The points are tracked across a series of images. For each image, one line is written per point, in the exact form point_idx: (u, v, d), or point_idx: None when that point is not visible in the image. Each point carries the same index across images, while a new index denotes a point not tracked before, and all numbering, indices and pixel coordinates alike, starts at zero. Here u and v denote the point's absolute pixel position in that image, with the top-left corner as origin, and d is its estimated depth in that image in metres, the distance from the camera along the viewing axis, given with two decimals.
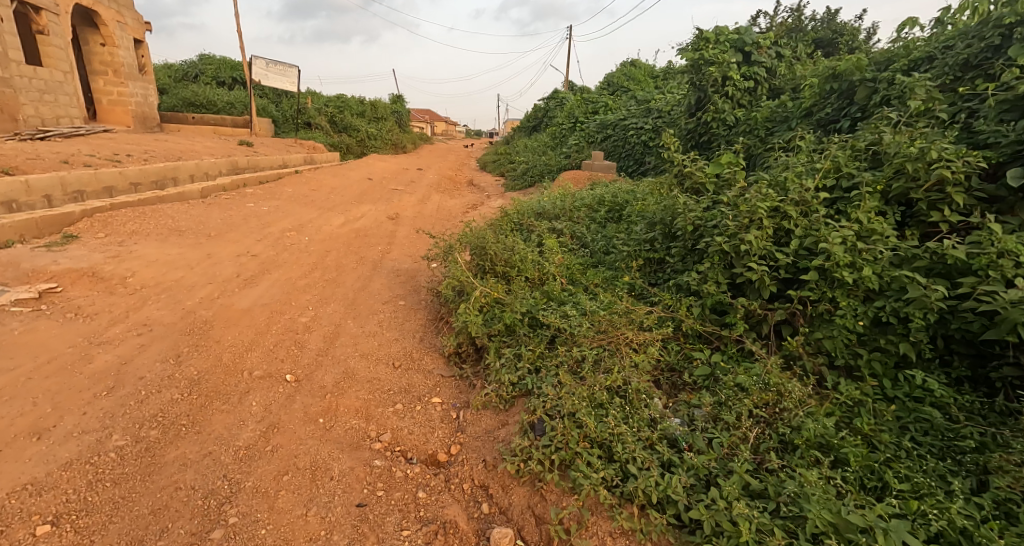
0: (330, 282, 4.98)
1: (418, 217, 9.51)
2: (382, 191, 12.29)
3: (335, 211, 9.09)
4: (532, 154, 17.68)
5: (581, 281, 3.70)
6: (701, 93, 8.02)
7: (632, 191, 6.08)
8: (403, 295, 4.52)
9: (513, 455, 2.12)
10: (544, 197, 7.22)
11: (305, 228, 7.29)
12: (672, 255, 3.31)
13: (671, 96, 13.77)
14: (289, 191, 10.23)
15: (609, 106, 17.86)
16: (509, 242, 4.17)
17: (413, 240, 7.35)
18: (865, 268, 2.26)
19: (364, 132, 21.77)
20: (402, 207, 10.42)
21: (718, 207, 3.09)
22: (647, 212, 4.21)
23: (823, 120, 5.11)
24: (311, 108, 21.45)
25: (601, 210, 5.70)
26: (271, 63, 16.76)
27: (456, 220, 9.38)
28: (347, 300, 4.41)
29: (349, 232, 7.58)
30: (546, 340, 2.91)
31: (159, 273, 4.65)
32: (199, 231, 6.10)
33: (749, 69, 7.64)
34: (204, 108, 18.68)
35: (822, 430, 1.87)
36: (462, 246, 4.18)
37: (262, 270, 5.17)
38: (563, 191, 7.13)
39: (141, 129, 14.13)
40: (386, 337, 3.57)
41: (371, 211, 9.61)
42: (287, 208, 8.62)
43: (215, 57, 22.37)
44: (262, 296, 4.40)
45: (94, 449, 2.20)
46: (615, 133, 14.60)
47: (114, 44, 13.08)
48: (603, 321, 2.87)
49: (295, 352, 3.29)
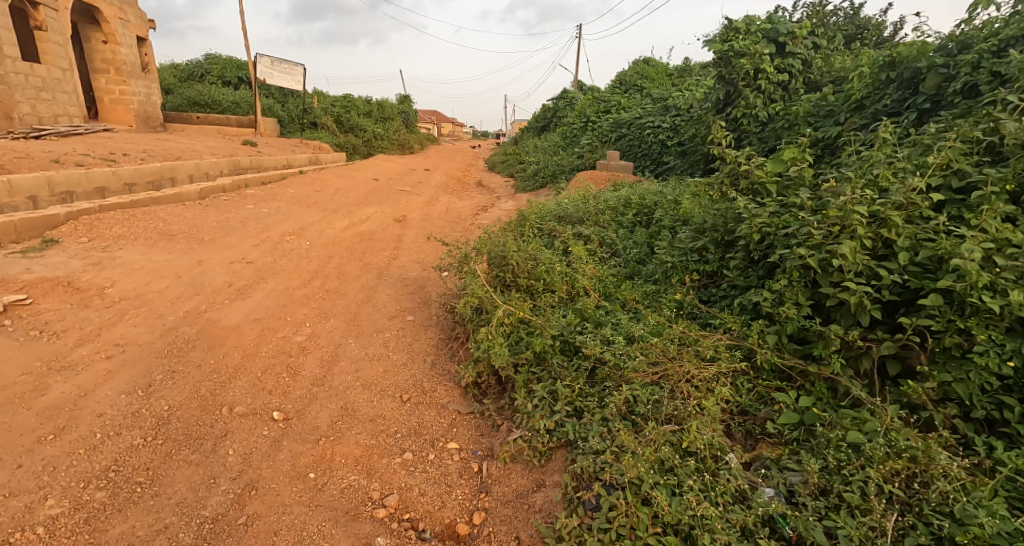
0: (331, 292, 4.52)
1: (427, 219, 9.09)
2: (389, 191, 11.88)
3: (339, 213, 8.67)
4: (543, 154, 17.23)
5: (619, 297, 3.20)
6: (731, 88, 7.53)
7: (660, 193, 5.59)
8: (412, 309, 4.04)
9: (558, 539, 1.64)
10: (561, 199, 6.74)
11: (307, 231, 6.85)
12: (730, 268, 2.80)
13: (689, 93, 13.31)
14: (292, 192, 9.81)
15: (622, 105, 17.38)
16: (532, 250, 3.68)
17: (421, 244, 6.90)
18: (1013, 292, 1.74)
19: (371, 132, 21.41)
20: (410, 209, 9.99)
21: (791, 212, 2.57)
22: (690, 216, 3.72)
23: (879, 114, 4.64)
24: (317, 108, 21.10)
25: (627, 214, 5.21)
26: (277, 61, 16.42)
27: (466, 223, 8.93)
28: (349, 315, 3.94)
29: (354, 236, 7.13)
30: (585, 373, 2.42)
31: (141, 283, 4.19)
32: (192, 235, 5.65)
33: (783, 61, 7.15)
34: (208, 108, 18.33)
35: (999, 526, 1.37)
36: (479, 254, 3.69)
37: (257, 279, 4.71)
38: (582, 192, 6.64)
39: (144, 128, 13.78)
40: (393, 361, 3.09)
41: (377, 213, 9.19)
42: (289, 209, 8.19)
43: (220, 56, 22.06)
44: (254, 310, 3.93)
45: (19, 522, 1.74)
46: (630, 132, 14.12)
47: (117, 41, 12.74)
48: (656, 350, 2.36)
49: (286, 381, 2.81)
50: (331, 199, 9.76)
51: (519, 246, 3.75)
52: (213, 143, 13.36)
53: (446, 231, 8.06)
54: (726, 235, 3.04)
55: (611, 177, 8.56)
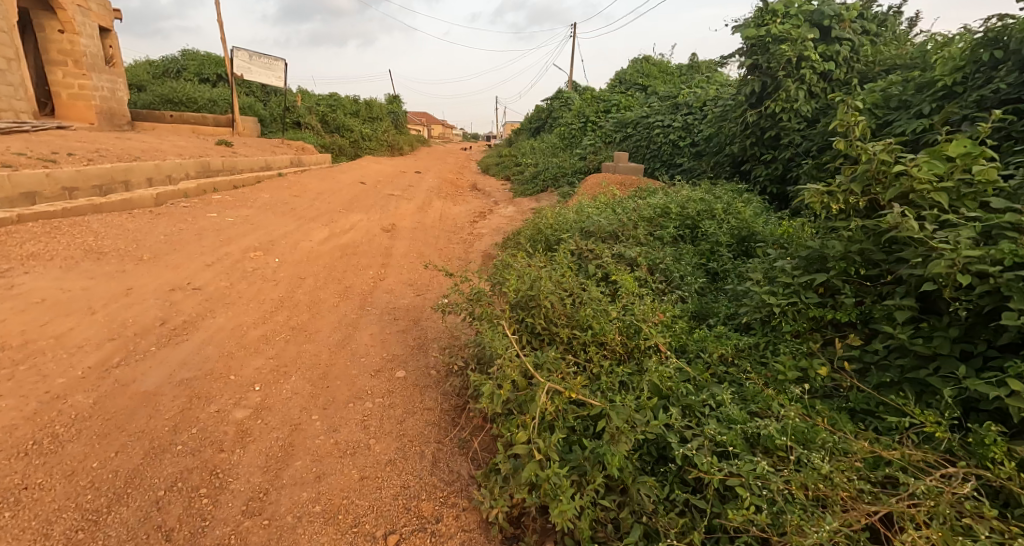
0: (299, 332, 3.51)
1: (419, 227, 8.11)
2: (376, 196, 10.86)
3: (319, 221, 7.64)
4: (542, 155, 16.36)
5: (704, 358, 2.26)
6: (769, 77, 6.66)
7: (705, 200, 4.73)
8: (401, 361, 3.05)
9: None
10: (576, 208, 5.78)
11: (278, 245, 5.80)
12: (892, 324, 1.86)
13: (701, 90, 12.54)
14: (266, 197, 8.74)
15: (623, 105, 16.58)
16: (568, 284, 2.74)
17: (413, 261, 5.91)
18: None
19: (358, 133, 20.39)
20: (400, 216, 8.99)
21: (1012, 243, 1.62)
22: (782, 238, 2.80)
23: (987, 101, 3.82)
24: (300, 107, 20.04)
25: (666, 228, 4.28)
26: (256, 55, 15.30)
27: (463, 233, 7.93)
28: (317, 369, 2.93)
29: (335, 250, 6.11)
30: (698, 520, 1.47)
31: (36, 324, 3.12)
32: (128, 253, 4.58)
33: (828, 48, 6.34)
34: (182, 106, 17.10)
35: None
36: (497, 292, 2.74)
37: (201, 313, 3.67)
38: (601, 199, 5.70)
39: (107, 126, 12.58)
40: (375, 458, 2.12)
41: (363, 221, 8.18)
42: (260, 218, 7.13)
43: (199, 52, 20.89)
44: (185, 364, 2.89)
45: None
46: (637, 132, 13.28)
47: (75, 31, 11.54)
48: (822, 482, 1.40)
49: (203, 506, 1.82)
50: (311, 205, 8.73)
51: (550, 277, 2.78)
52: (183, 143, 12.23)
53: (441, 243, 7.09)
54: (866, 269, 2.08)
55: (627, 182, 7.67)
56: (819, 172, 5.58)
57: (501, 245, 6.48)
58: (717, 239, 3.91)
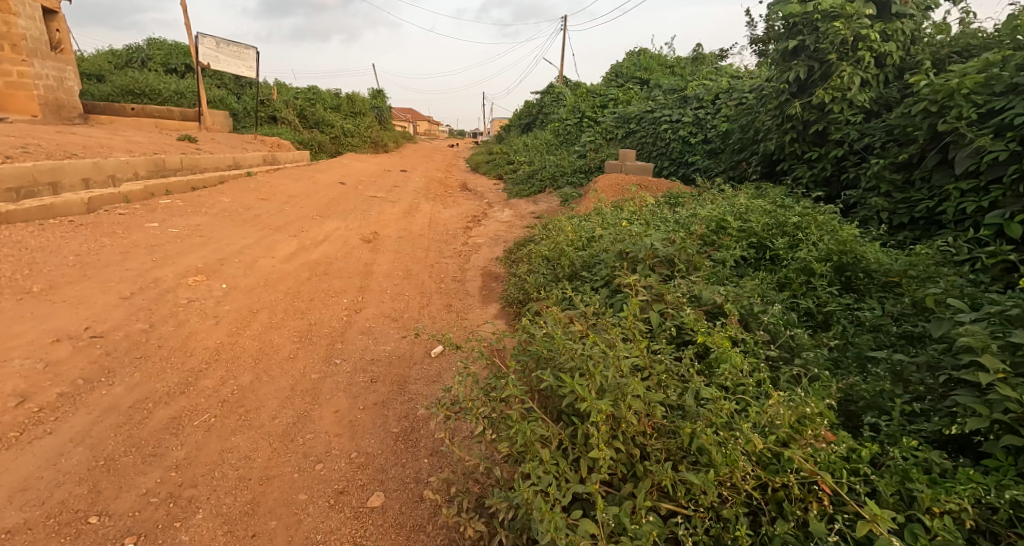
0: (233, 408, 2.45)
1: (405, 237, 7.06)
2: (357, 198, 9.77)
3: (287, 230, 6.55)
4: (536, 153, 15.42)
5: (923, 523, 1.27)
6: (818, 61, 5.74)
7: (767, 213, 3.80)
8: (380, 470, 2.02)
9: None
10: (595, 218, 4.79)
11: (228, 265, 4.69)
12: None
13: (710, 82, 11.71)
14: (227, 201, 7.59)
15: (622, 99, 15.67)
16: (648, 366, 1.74)
17: (399, 283, 4.88)
18: None
19: (339, 129, 19.22)
20: (383, 222, 7.94)
21: None
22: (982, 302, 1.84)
23: None
24: (277, 101, 18.75)
25: (730, 249, 3.32)
26: (224, 43, 14.00)
27: (456, 244, 6.91)
28: (245, 493, 1.88)
29: (302, 269, 5.03)
30: None
31: None
32: (13, 283, 3.45)
33: (888, 26, 5.47)
34: (144, 98, 15.70)
35: None
36: (538, 384, 1.72)
37: (90, 381, 2.59)
38: (628, 208, 4.71)
39: (53, 119, 11.22)
40: None
41: (340, 229, 7.11)
42: (213, 228, 6.00)
43: (165, 41, 19.41)
44: (24, 490, 1.82)
45: None
46: (642, 128, 12.39)
47: (11, 11, 10.12)
48: None
49: None
50: (279, 210, 7.62)
51: (619, 349, 1.76)
52: (140, 138, 10.95)
53: (431, 256, 6.06)
54: None
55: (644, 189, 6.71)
56: (890, 173, 4.67)
57: (504, 262, 5.48)
58: (805, 262, 2.95)
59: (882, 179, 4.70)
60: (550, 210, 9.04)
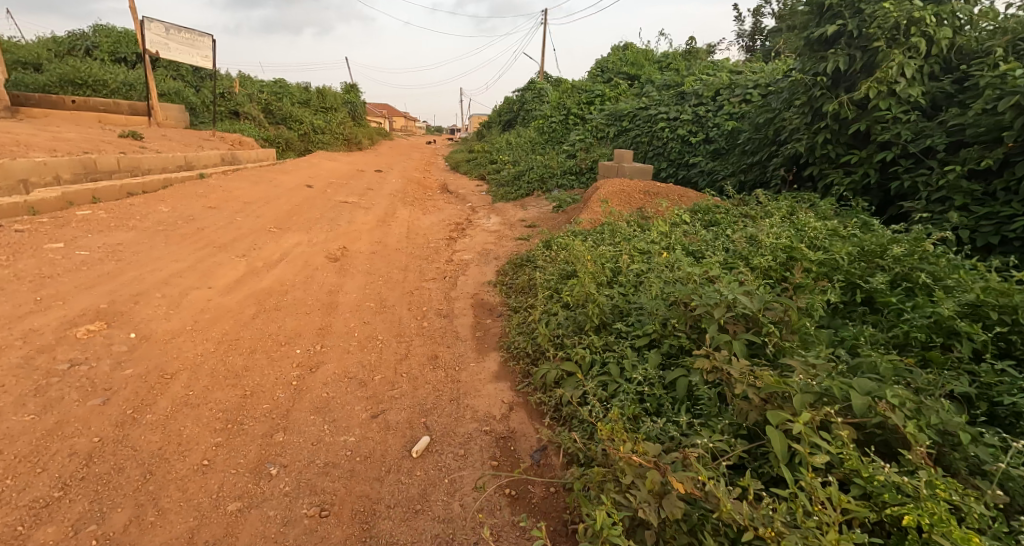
0: None
1: (379, 254, 6.14)
2: (325, 203, 8.71)
3: (234, 247, 5.51)
4: (521, 151, 14.57)
5: None
6: (865, 43, 4.94)
7: (847, 238, 2.96)
8: None
9: None
10: (617, 241, 3.91)
11: (144, 303, 3.66)
12: None
13: (708, 78, 11.04)
14: (167, 210, 6.48)
15: (610, 96, 14.94)
16: None
17: (369, 324, 3.91)
18: None
19: (308, 125, 18.04)
20: (353, 234, 6.94)
21: None
22: None
23: None
24: (239, 94, 17.43)
25: (820, 294, 2.46)
26: (174, 29, 12.69)
27: (439, 262, 5.96)
28: None
29: (245, 307, 4.02)
30: None
31: None
32: None
33: (942, 7, 4.70)
34: (88, 90, 14.27)
35: None
36: None
37: None
38: (658, 226, 3.82)
39: None
40: None
41: (302, 244, 6.13)
42: (140, 246, 4.97)
43: (116, 29, 17.91)
44: None
45: None
46: (636, 127, 11.60)
47: None
48: None
49: None
50: (230, 221, 6.59)
51: None
52: (73, 134, 9.63)
53: (410, 279, 5.16)
54: None
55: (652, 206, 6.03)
56: (968, 183, 3.87)
57: (500, 291, 4.55)
58: (945, 320, 2.09)
59: (957, 189, 3.90)
60: (543, 219, 8.18)
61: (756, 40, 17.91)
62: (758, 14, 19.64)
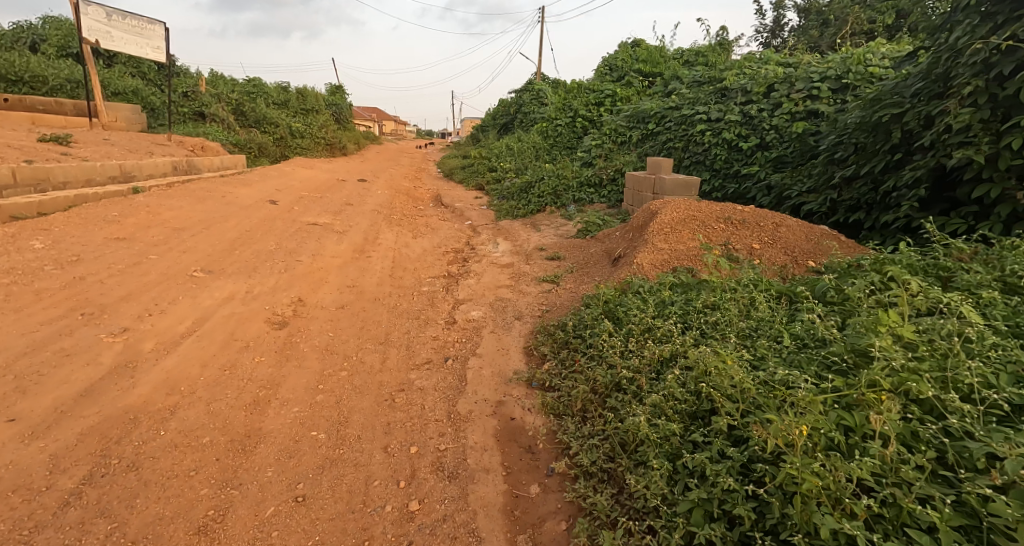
0: None
1: (348, 311, 4.22)
2: (286, 227, 6.77)
3: (117, 312, 3.58)
4: (526, 158, 12.71)
5: None
6: None
7: None
8: None
9: None
10: (789, 356, 2.03)
11: None
12: None
13: (752, 70, 9.25)
14: (42, 248, 4.53)
15: (624, 95, 13.13)
16: None
17: (297, 519, 1.98)
18: None
19: (282, 129, 16.10)
20: (315, 275, 4.99)
21: None
22: None
23: None
24: (205, 93, 15.41)
25: None
26: (116, 14, 10.69)
27: (435, 325, 4.03)
28: None
29: (54, 474, 2.09)
30: None
31: None
32: None
33: None
34: (22, 87, 12.20)
35: None
36: None
37: None
38: (877, 320, 1.93)
39: None
40: None
41: (235, 297, 4.19)
42: None
43: (67, 20, 15.91)
44: None
45: None
46: (667, 130, 9.75)
47: None
48: None
49: None
50: (136, 261, 4.65)
51: None
52: None
53: (389, 370, 3.25)
54: None
55: (741, 241, 4.17)
56: None
57: (543, 406, 2.64)
58: None
59: None
60: (567, 248, 6.30)
61: (778, 36, 16.15)
62: (780, 7, 17.93)
